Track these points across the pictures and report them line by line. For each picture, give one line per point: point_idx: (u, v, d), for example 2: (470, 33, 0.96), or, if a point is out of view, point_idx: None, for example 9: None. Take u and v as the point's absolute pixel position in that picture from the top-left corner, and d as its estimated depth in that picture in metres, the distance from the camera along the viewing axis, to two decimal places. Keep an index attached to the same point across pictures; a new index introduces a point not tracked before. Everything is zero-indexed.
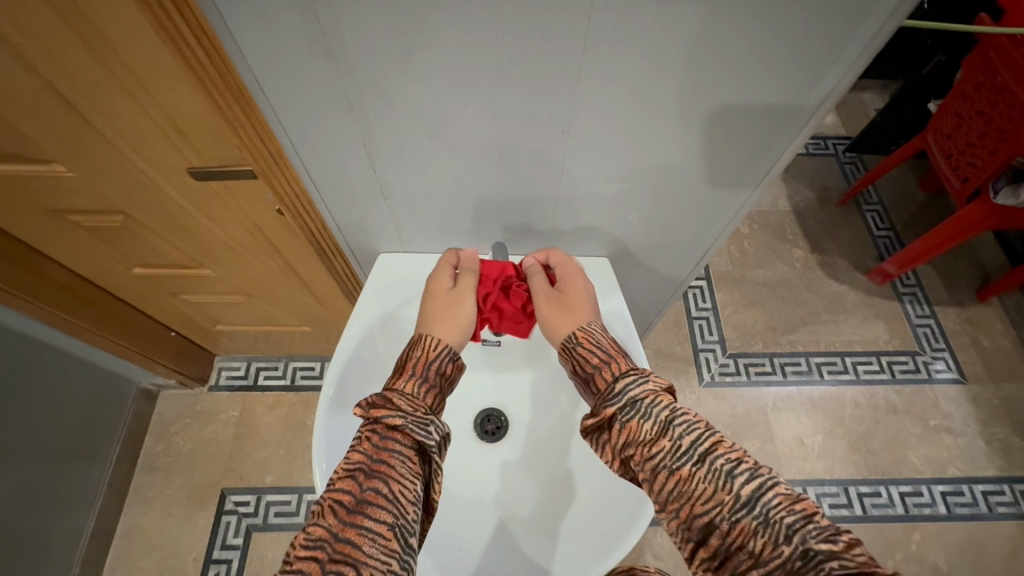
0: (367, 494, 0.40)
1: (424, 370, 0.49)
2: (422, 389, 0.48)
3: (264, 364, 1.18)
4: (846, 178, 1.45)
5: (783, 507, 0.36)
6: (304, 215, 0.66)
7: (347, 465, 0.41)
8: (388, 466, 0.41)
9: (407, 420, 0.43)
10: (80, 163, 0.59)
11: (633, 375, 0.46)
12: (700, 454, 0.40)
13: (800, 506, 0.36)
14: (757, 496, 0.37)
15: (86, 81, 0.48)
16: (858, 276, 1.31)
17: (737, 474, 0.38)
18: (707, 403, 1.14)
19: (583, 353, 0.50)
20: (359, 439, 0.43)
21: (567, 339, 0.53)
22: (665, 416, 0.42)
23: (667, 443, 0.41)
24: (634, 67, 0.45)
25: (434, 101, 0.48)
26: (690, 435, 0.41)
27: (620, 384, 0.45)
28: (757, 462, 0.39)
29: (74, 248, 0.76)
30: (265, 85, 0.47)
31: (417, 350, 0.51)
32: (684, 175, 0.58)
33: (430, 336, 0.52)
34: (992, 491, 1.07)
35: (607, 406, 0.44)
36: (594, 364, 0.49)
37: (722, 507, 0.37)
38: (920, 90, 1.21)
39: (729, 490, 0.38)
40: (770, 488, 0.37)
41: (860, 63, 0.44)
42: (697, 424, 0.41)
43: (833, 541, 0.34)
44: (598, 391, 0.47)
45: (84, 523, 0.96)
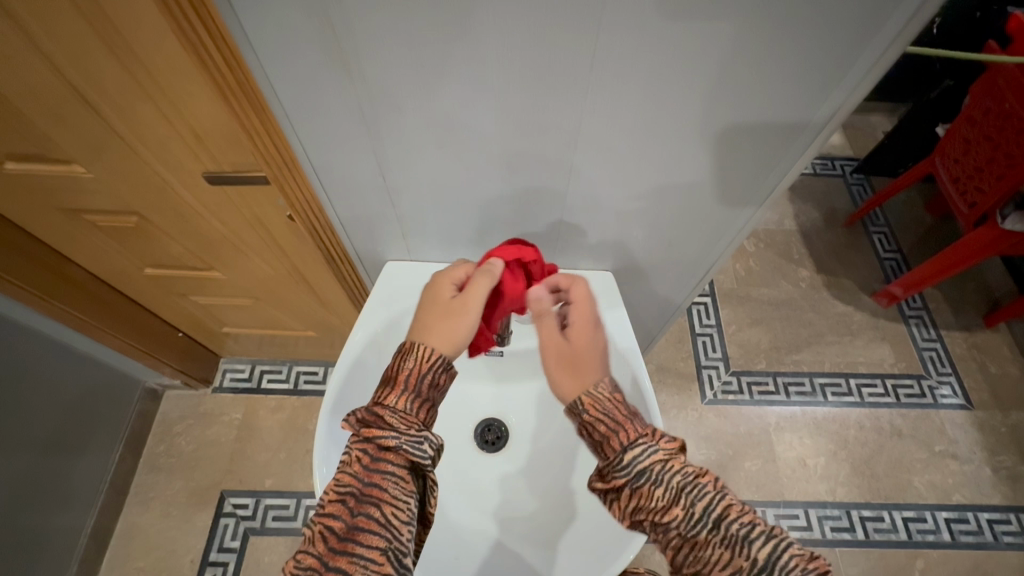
0: (357, 520, 0.40)
1: (417, 384, 0.45)
2: (415, 404, 0.45)
3: (269, 367, 1.19)
4: (854, 199, 1.45)
5: (799, 567, 0.36)
6: (314, 222, 0.67)
7: (337, 489, 0.42)
8: (379, 489, 0.41)
9: (399, 441, 0.42)
10: (99, 165, 0.60)
11: (641, 443, 0.42)
12: (714, 522, 0.39)
13: (813, 564, 0.37)
14: (774, 561, 0.36)
15: (110, 86, 0.49)
16: (864, 297, 1.31)
17: (753, 538, 0.38)
18: (709, 421, 1.14)
19: (591, 421, 0.45)
20: (350, 460, 0.42)
21: (583, 394, 0.47)
22: (678, 484, 0.40)
23: (682, 516, 0.39)
24: (641, 85, 0.46)
25: (444, 113, 0.49)
26: (703, 501, 0.39)
27: (629, 455, 0.42)
28: (770, 523, 0.38)
29: (89, 247, 0.78)
30: (281, 94, 0.48)
31: (409, 362, 0.46)
32: (689, 192, 0.59)
33: (423, 345, 0.47)
34: (998, 519, 1.05)
35: (618, 480, 0.42)
36: (602, 431, 0.44)
37: (741, 574, 0.37)
38: (927, 114, 1.21)
39: (746, 556, 0.37)
40: (785, 550, 0.37)
41: (863, 87, 0.45)
42: (709, 486, 0.40)
43: None
44: (605, 459, 0.43)
45: (84, 520, 0.96)
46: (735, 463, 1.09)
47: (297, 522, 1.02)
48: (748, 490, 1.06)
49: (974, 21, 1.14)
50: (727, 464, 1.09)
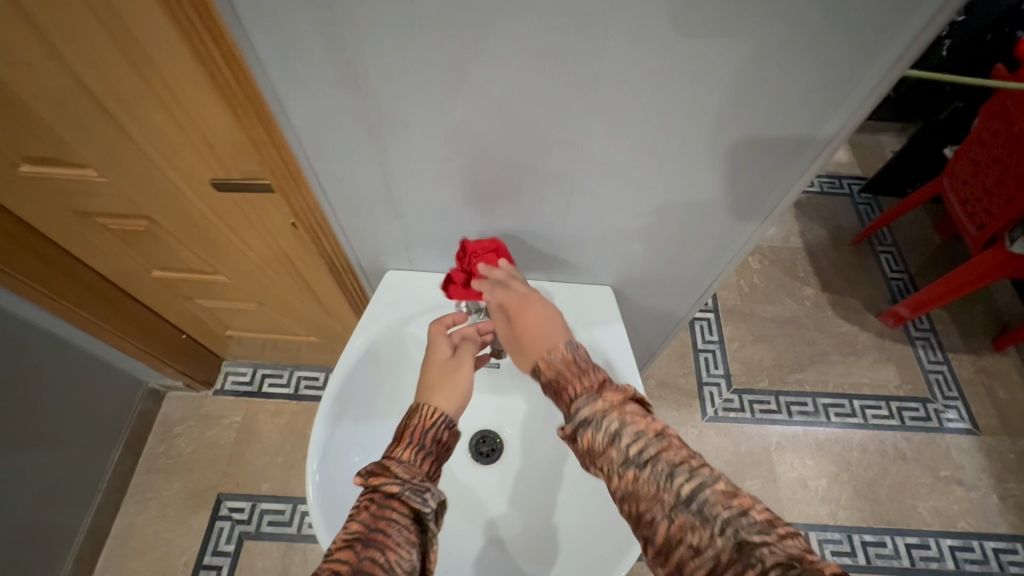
0: (364, 563, 0.37)
1: (421, 437, 0.47)
2: (419, 456, 0.46)
3: (270, 371, 1.19)
4: (861, 218, 1.44)
5: (720, 502, 0.33)
6: (318, 230, 0.68)
7: (344, 536, 0.39)
8: (384, 534, 0.39)
9: (404, 487, 0.43)
10: (111, 169, 0.61)
11: (584, 395, 0.40)
12: (646, 459, 0.35)
13: (736, 501, 0.33)
14: (696, 495, 0.33)
15: (124, 94, 0.50)
16: (869, 317, 1.29)
17: (678, 474, 0.34)
18: (709, 438, 1.13)
19: (550, 377, 0.45)
20: (356, 510, 0.41)
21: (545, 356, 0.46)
22: (614, 428, 0.37)
23: (613, 453, 0.36)
24: (643, 102, 0.46)
25: (449, 126, 0.50)
26: (635, 442, 0.36)
27: (574, 406, 0.40)
28: (699, 463, 0.35)
29: (98, 248, 0.79)
30: (289, 106, 0.49)
31: (414, 419, 0.48)
32: (691, 208, 0.59)
33: (428, 405, 0.50)
34: (1004, 549, 1.03)
35: (567, 422, 0.40)
36: (558, 382, 0.44)
37: (663, 507, 0.34)
38: (936, 135, 1.21)
39: (670, 490, 0.34)
40: (707, 487, 0.33)
41: (866, 107, 0.45)
42: (648, 432, 0.37)
43: (764, 533, 0.31)
44: (564, 407, 0.42)
45: (81, 519, 0.97)
46: (735, 482, 1.08)
47: (292, 528, 1.02)
48: None
49: (985, 44, 1.14)
50: None
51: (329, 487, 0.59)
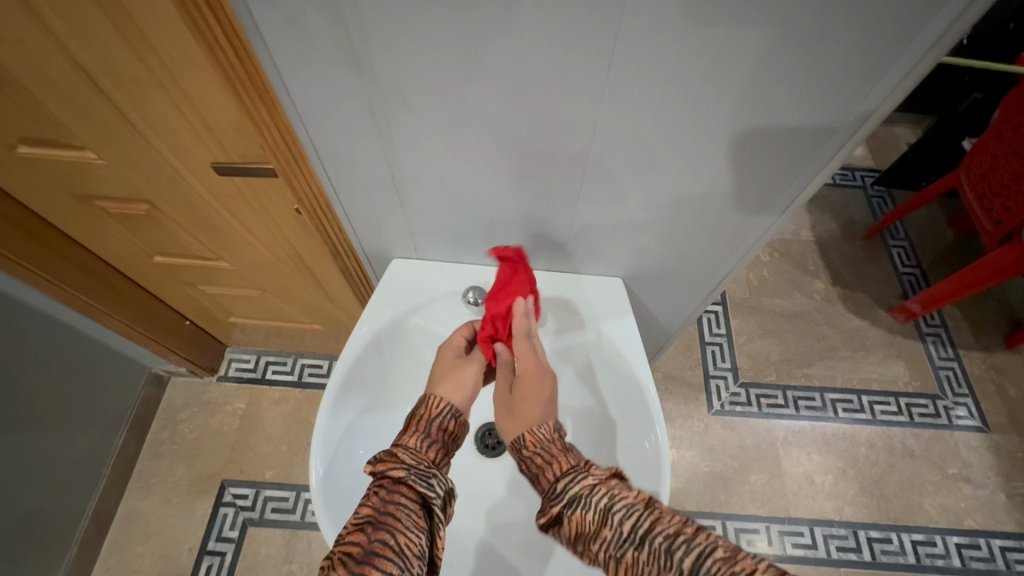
0: (374, 545, 0.37)
1: (427, 426, 0.47)
2: (425, 442, 0.45)
3: (274, 359, 1.19)
4: (873, 211, 1.42)
5: (724, 571, 0.33)
6: (321, 216, 0.66)
7: (355, 520, 0.39)
8: (394, 518, 0.39)
9: (413, 472, 0.42)
10: (111, 153, 0.60)
11: (573, 472, 0.42)
12: (640, 536, 0.37)
13: (740, 566, 0.33)
14: (698, 567, 0.34)
15: (123, 76, 0.49)
16: (879, 312, 1.28)
17: (676, 548, 0.35)
18: (715, 432, 1.12)
19: (529, 455, 0.45)
20: (366, 496, 0.41)
21: (517, 442, 0.47)
22: (605, 505, 0.39)
23: (608, 534, 0.38)
24: (661, 88, 0.44)
25: (460, 111, 0.48)
26: (630, 519, 0.38)
27: (561, 486, 0.41)
28: (694, 529, 0.36)
29: (99, 232, 0.78)
30: (290, 88, 0.47)
31: (421, 408, 0.48)
32: (706, 199, 0.57)
33: (436, 395, 0.49)
34: (1011, 547, 1.02)
35: (551, 508, 0.41)
36: (538, 464, 0.44)
37: None
38: (953, 128, 1.18)
39: (670, 566, 0.35)
40: (706, 556, 0.34)
41: (897, 94, 0.43)
42: (636, 504, 0.38)
43: None
44: (543, 491, 0.43)
45: (86, 504, 0.97)
46: (740, 476, 1.07)
47: (295, 516, 1.02)
48: (752, 505, 1.04)
49: (1007, 34, 1.11)
50: (731, 477, 1.07)
51: (334, 477, 0.58)
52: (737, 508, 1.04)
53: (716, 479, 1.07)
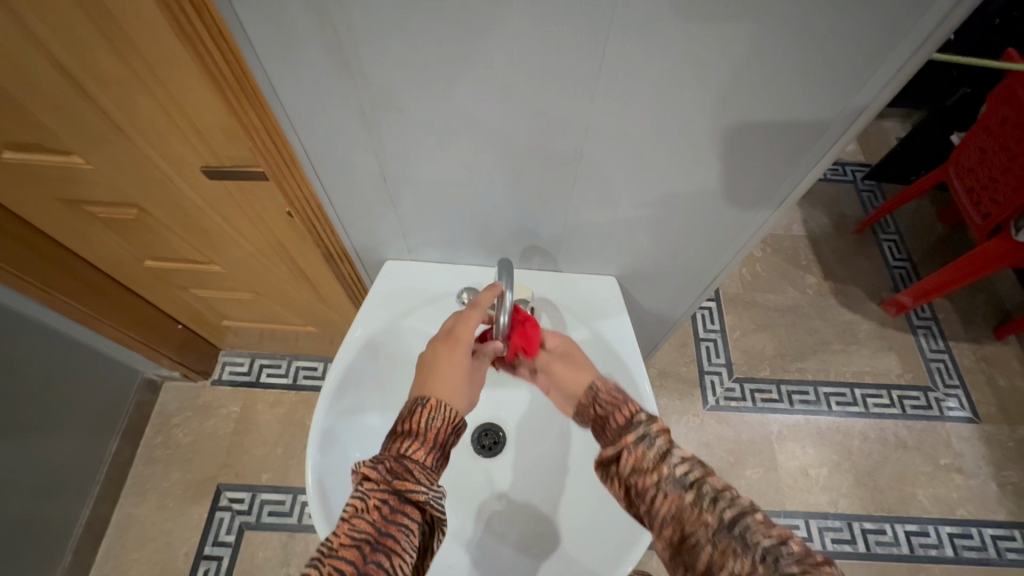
0: (369, 567, 0.36)
1: (443, 442, 0.44)
2: (438, 462, 0.44)
3: (268, 361, 1.18)
4: (864, 205, 1.43)
5: (761, 531, 0.35)
6: (313, 218, 0.66)
7: (351, 532, 0.38)
8: (393, 540, 0.38)
9: (429, 496, 0.41)
10: (99, 157, 0.60)
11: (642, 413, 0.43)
12: (691, 481, 0.38)
13: (775, 531, 0.35)
14: (738, 519, 0.35)
15: (110, 80, 0.48)
16: (872, 306, 1.29)
17: (720, 500, 0.37)
18: (710, 427, 1.12)
19: (602, 399, 0.48)
20: (366, 507, 0.39)
21: (588, 390, 0.50)
22: (666, 448, 0.40)
23: (666, 470, 0.39)
24: (652, 87, 0.44)
25: (453, 111, 0.48)
26: (684, 466, 0.39)
27: (634, 419, 0.43)
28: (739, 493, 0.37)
29: (87, 237, 0.77)
30: (279, 90, 0.47)
31: (437, 421, 0.44)
32: (698, 197, 0.57)
33: (450, 405, 0.46)
34: (1002, 536, 1.03)
35: (624, 433, 0.42)
36: (610, 406, 0.46)
37: (707, 530, 0.36)
38: (942, 122, 1.19)
39: (713, 514, 0.36)
40: (749, 514, 0.35)
41: (891, 87, 0.43)
42: (693, 459, 0.40)
43: (804, 560, 0.32)
44: (614, 424, 0.44)
45: (80, 511, 0.96)
46: (736, 471, 1.08)
47: (293, 518, 1.01)
48: (747, 499, 1.05)
49: (993, 28, 1.12)
50: (727, 472, 1.08)
51: (330, 481, 0.58)
52: None
53: None
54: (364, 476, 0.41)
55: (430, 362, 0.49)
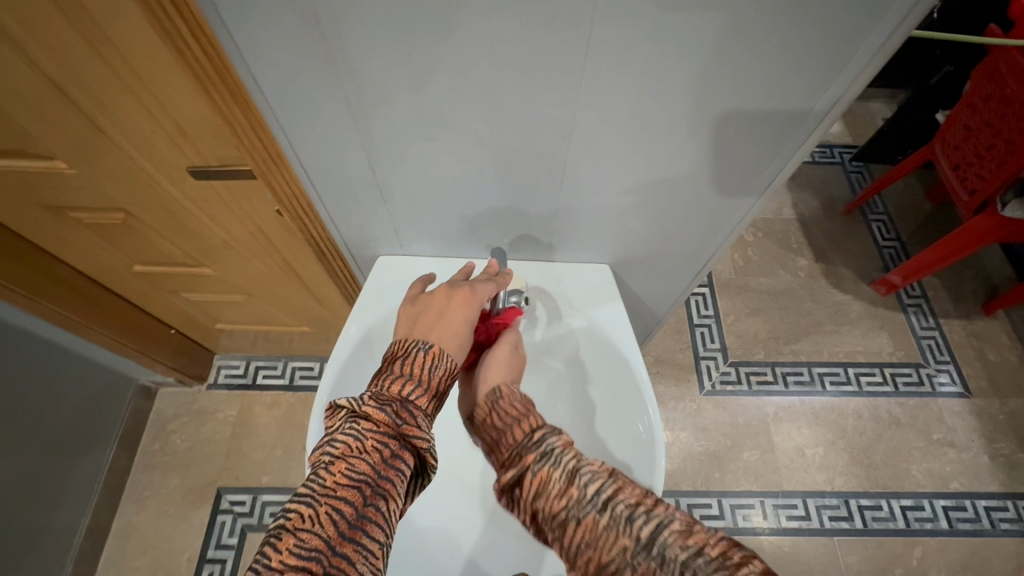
0: (368, 509, 0.36)
1: (441, 390, 0.45)
2: (435, 409, 0.44)
3: (264, 363, 1.18)
4: (852, 186, 1.44)
5: (678, 545, 0.34)
6: (303, 216, 0.65)
7: (350, 473, 0.37)
8: (391, 484, 0.38)
9: (430, 444, 0.41)
10: (83, 161, 0.59)
11: (547, 426, 0.42)
12: (603, 501, 0.37)
13: (692, 541, 0.34)
14: (656, 537, 0.34)
15: (88, 81, 0.48)
16: (863, 286, 1.30)
17: (637, 518, 0.36)
18: (707, 412, 1.14)
19: (502, 410, 0.45)
20: (366, 448, 0.38)
21: (491, 393, 0.47)
22: (573, 466, 0.39)
23: (575, 494, 0.38)
24: (639, 73, 0.44)
25: (438, 103, 0.47)
26: (594, 484, 0.38)
27: (536, 436, 0.41)
28: (657, 502, 0.36)
29: (74, 243, 0.76)
30: (264, 86, 0.46)
31: (439, 372, 0.45)
32: (690, 184, 0.57)
33: (450, 357, 0.46)
34: (995, 507, 1.05)
35: (529, 448, 0.41)
36: (510, 419, 0.44)
37: (626, 554, 0.35)
38: (928, 100, 1.20)
39: (631, 535, 0.35)
40: (666, 527, 0.35)
41: (859, 81, 0.44)
42: (602, 473, 0.38)
43: (722, 568, 0.31)
44: (512, 441, 0.42)
45: (79, 520, 0.95)
46: (733, 454, 1.09)
47: None
48: (745, 481, 1.06)
49: (974, 6, 1.12)
50: (725, 456, 1.09)
51: None
52: (732, 485, 1.06)
53: (710, 458, 1.09)
54: (365, 415, 0.40)
55: (448, 314, 0.50)
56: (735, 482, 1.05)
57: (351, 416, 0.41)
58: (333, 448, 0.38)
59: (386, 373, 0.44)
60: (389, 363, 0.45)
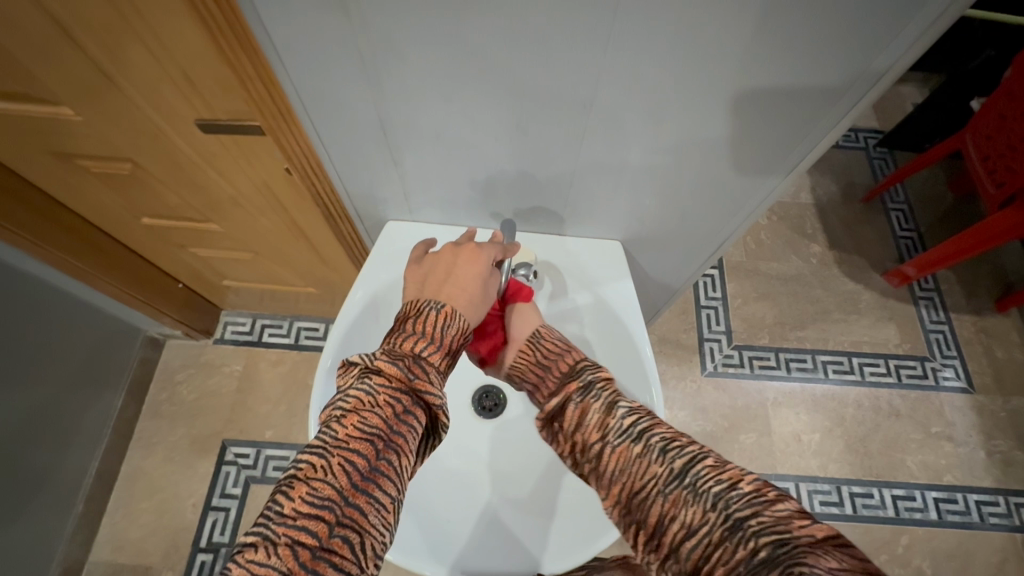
0: (380, 463, 0.37)
1: (451, 346, 0.46)
2: (445, 365, 0.45)
3: (269, 322, 1.18)
4: (874, 173, 1.40)
5: (711, 478, 0.34)
6: (312, 176, 0.64)
7: (362, 426, 0.37)
8: (403, 440, 0.38)
9: (442, 401, 0.42)
10: (88, 107, 0.57)
11: (587, 365, 0.46)
12: (639, 432, 0.39)
13: (726, 476, 0.34)
14: (688, 469, 0.35)
15: (94, 23, 0.46)
16: (875, 276, 1.28)
17: (670, 450, 0.37)
18: (707, 393, 1.14)
19: (545, 346, 0.52)
20: (378, 403, 0.39)
21: (531, 336, 0.53)
22: (612, 400, 0.42)
23: (612, 422, 0.40)
24: (666, 45, 0.42)
25: (455, 64, 0.46)
26: (632, 418, 0.40)
27: (579, 369, 0.46)
28: (691, 440, 0.37)
29: (80, 191, 0.75)
30: (274, 37, 0.45)
31: (451, 331, 0.46)
32: (710, 161, 0.55)
33: (462, 317, 0.47)
34: (986, 501, 1.06)
35: (569, 382, 0.45)
36: (552, 357, 0.50)
37: (657, 481, 0.36)
38: (964, 86, 1.15)
39: (664, 465, 0.36)
40: (699, 460, 0.35)
41: (901, 62, 0.43)
42: (641, 410, 0.41)
43: (753, 503, 0.32)
44: (555, 376, 0.48)
45: (89, 462, 0.98)
46: (731, 436, 1.10)
47: None
48: (740, 463, 1.07)
49: None
50: (722, 436, 1.10)
51: None
52: None
53: (706, 438, 1.10)
54: (377, 369, 0.40)
55: (456, 273, 0.51)
56: (730, 463, 1.06)
57: (363, 372, 0.41)
58: (345, 403, 0.38)
59: (398, 332, 0.45)
60: (401, 321, 0.46)
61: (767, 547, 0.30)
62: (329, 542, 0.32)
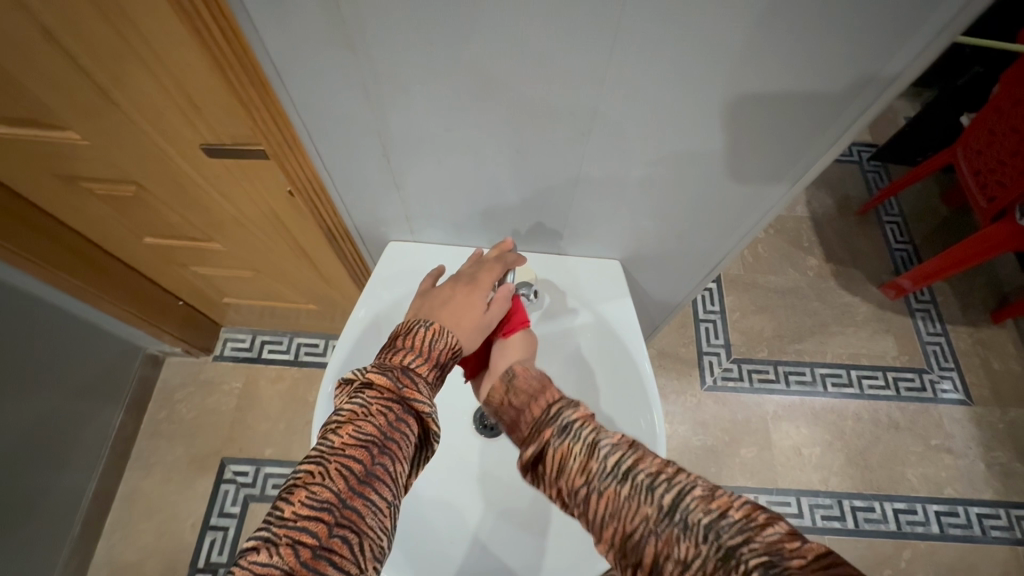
0: (376, 467, 0.37)
1: (440, 358, 0.46)
2: (434, 375, 0.45)
3: (269, 338, 1.19)
4: (868, 186, 1.42)
5: (700, 509, 0.33)
6: (315, 198, 0.65)
7: (357, 433, 0.37)
8: (398, 445, 0.39)
9: (431, 409, 0.42)
10: (95, 132, 0.58)
11: (564, 402, 0.44)
12: (624, 471, 0.37)
13: (715, 504, 0.33)
14: (677, 503, 0.34)
15: (104, 53, 0.47)
16: (871, 288, 1.29)
17: (657, 486, 0.36)
18: (707, 407, 1.14)
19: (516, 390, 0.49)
20: (372, 411, 0.39)
21: (504, 374, 0.52)
22: (592, 440, 0.40)
23: (595, 466, 0.38)
24: (660, 72, 0.44)
25: (457, 91, 0.47)
26: (614, 455, 0.38)
27: (554, 409, 0.43)
28: (676, 469, 0.36)
29: (83, 212, 0.76)
30: (281, 67, 0.46)
31: (440, 344, 0.47)
32: (705, 180, 0.57)
33: (451, 334, 0.48)
34: (988, 514, 1.06)
35: (546, 427, 0.42)
36: (527, 402, 0.47)
37: (648, 522, 0.34)
38: (955, 102, 1.17)
39: (652, 503, 0.35)
40: (687, 493, 0.34)
41: (888, 93, 0.44)
42: (622, 445, 0.39)
43: (744, 531, 0.31)
44: (530, 418, 0.45)
45: (87, 481, 0.98)
46: (731, 450, 1.10)
47: None
48: (741, 477, 1.07)
49: None
50: (722, 450, 1.10)
51: None
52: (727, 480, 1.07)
53: (707, 452, 1.10)
54: (370, 381, 0.41)
55: (452, 301, 0.52)
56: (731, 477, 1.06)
57: (356, 386, 0.41)
58: (340, 415, 0.39)
59: (390, 348, 0.46)
60: (392, 339, 0.47)
61: (759, 569, 0.29)
62: (329, 542, 0.32)
